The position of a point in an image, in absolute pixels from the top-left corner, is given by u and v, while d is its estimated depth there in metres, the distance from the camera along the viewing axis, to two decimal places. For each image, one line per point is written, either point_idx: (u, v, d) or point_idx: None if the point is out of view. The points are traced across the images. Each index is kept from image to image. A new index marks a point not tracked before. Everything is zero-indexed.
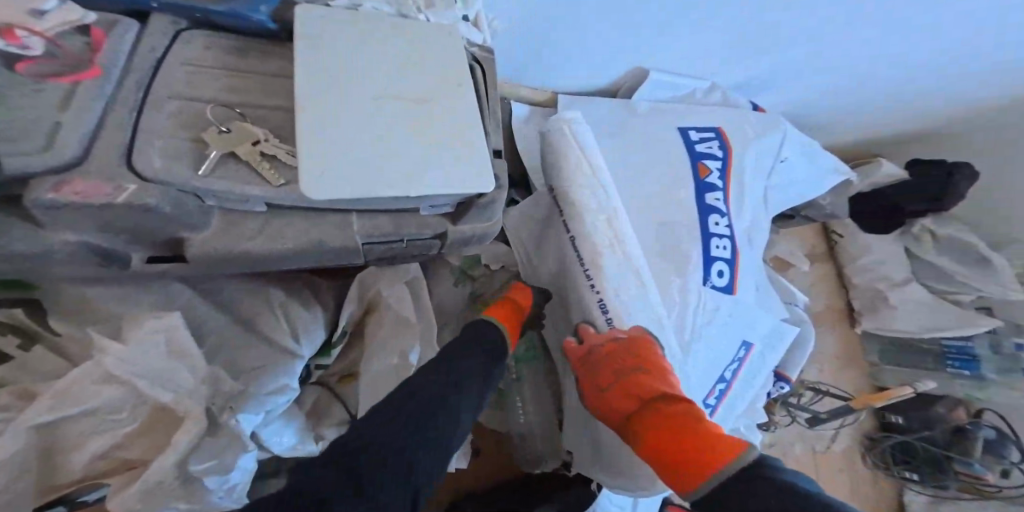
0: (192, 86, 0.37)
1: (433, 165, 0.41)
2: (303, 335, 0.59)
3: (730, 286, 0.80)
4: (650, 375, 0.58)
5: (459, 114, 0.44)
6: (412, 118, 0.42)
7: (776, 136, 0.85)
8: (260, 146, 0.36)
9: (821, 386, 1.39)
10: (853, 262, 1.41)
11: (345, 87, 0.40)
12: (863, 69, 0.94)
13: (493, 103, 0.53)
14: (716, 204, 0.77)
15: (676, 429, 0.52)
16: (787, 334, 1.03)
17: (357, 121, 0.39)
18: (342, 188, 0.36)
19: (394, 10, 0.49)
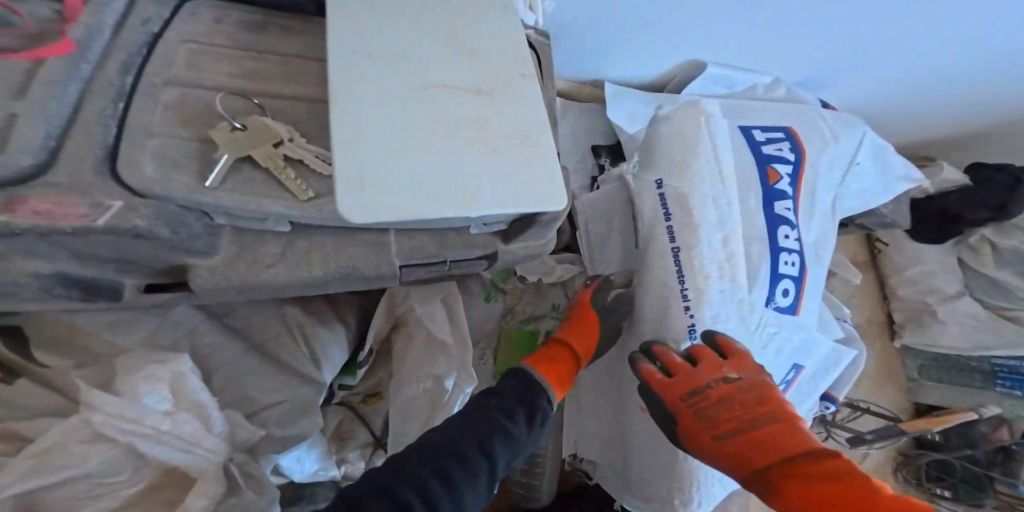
0: (195, 68, 0.29)
1: (500, 174, 0.32)
2: (325, 359, 0.51)
3: (793, 306, 0.71)
4: (782, 418, 0.52)
5: (530, 110, 0.35)
6: (473, 114, 0.33)
7: (851, 139, 0.77)
8: (284, 148, 0.28)
9: (862, 403, 1.30)
10: (898, 272, 1.29)
11: (392, 76, 0.32)
12: (937, 73, 0.84)
13: (549, 97, 0.46)
14: (785, 214, 0.68)
15: (831, 483, 0.45)
16: (843, 357, 0.93)
17: (408, 117, 0.31)
18: (390, 206, 0.28)
19: None
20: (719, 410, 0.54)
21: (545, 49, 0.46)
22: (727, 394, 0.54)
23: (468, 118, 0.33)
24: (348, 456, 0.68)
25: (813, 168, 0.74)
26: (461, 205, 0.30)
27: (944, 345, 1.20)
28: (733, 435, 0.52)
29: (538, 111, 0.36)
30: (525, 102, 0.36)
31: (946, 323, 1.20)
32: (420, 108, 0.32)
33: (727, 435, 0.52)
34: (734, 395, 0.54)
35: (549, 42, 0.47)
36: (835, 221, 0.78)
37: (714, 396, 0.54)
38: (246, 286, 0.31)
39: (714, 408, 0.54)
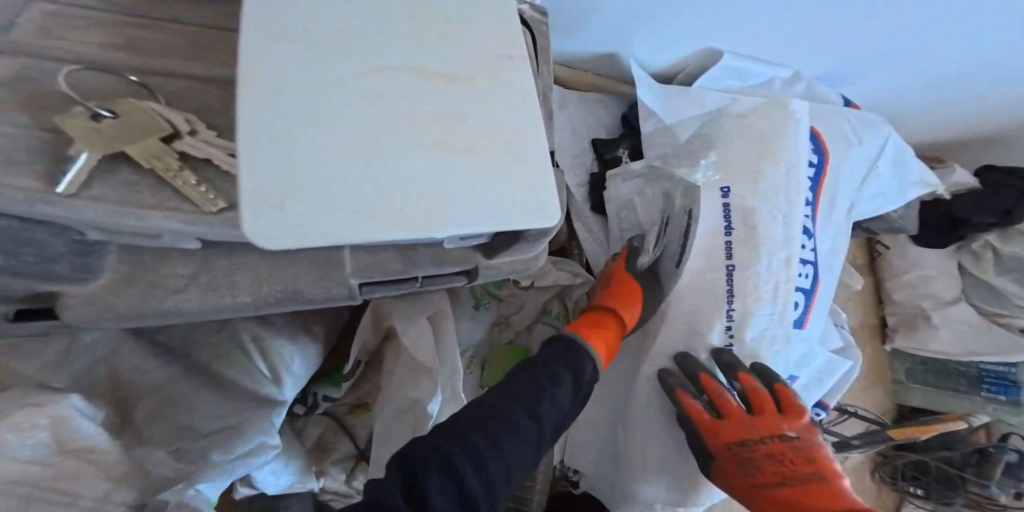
0: (45, 37, 0.22)
1: (469, 186, 0.26)
2: (286, 373, 0.43)
3: (801, 320, 0.65)
4: (823, 479, 0.50)
5: (512, 103, 0.29)
6: (443, 106, 0.26)
7: (872, 142, 0.72)
8: (181, 143, 0.21)
9: (850, 407, 1.27)
10: (898, 277, 1.25)
11: (334, 50, 0.25)
12: (963, 71, 0.79)
13: (542, 87, 0.39)
14: (803, 221, 0.62)
15: None
16: (837, 370, 0.89)
17: (356, 109, 0.24)
18: (315, 228, 0.21)
19: None
20: (766, 463, 0.52)
21: (542, 30, 0.40)
22: (779, 450, 0.52)
23: (437, 110, 0.26)
24: (328, 469, 0.59)
25: (833, 171, 0.68)
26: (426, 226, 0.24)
27: (934, 349, 1.18)
28: (776, 489, 0.50)
29: (528, 102, 0.29)
30: (508, 92, 0.29)
31: (939, 329, 1.17)
32: (371, 97, 0.25)
33: (770, 487, 0.51)
34: (786, 451, 0.52)
35: (546, 19, 0.41)
36: (849, 228, 0.72)
37: (761, 451, 0.52)
38: (140, 316, 0.24)
39: (761, 461, 0.52)
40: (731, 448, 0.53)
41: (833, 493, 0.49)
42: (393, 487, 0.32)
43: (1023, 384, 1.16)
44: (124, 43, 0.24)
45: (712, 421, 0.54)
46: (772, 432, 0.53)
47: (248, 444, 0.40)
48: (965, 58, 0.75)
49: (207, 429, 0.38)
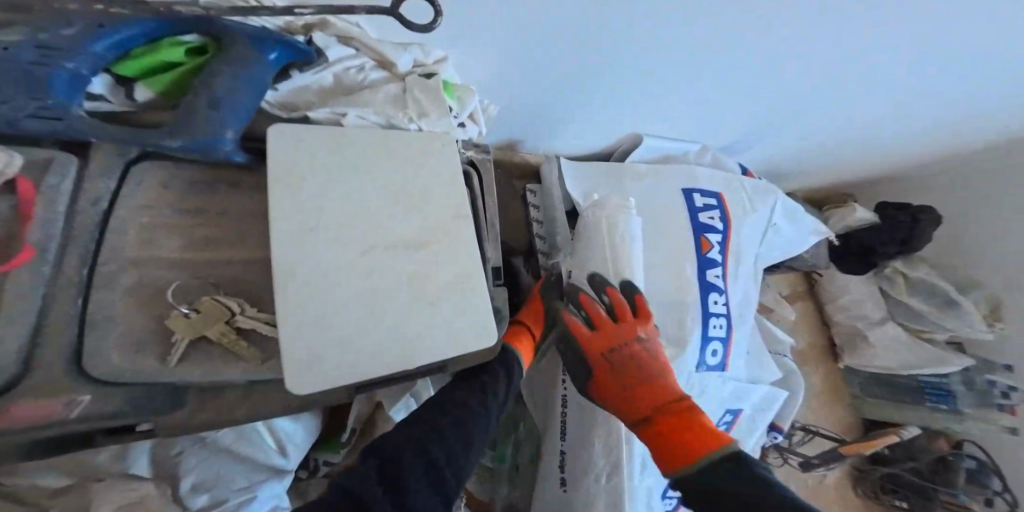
0: (145, 246, 0.33)
1: (430, 324, 0.39)
2: (290, 445, 0.51)
3: (723, 363, 0.81)
4: (670, 393, 0.61)
5: (460, 257, 0.42)
6: (411, 266, 0.40)
7: (767, 205, 0.88)
8: (235, 322, 0.32)
9: (814, 426, 1.36)
10: (833, 300, 1.36)
11: (330, 242, 0.37)
12: (842, 131, 0.93)
13: (488, 215, 0.52)
14: (715, 281, 0.79)
15: (686, 423, 0.58)
16: (778, 398, 1.01)
17: (353, 283, 0.37)
18: (326, 375, 0.34)
19: (382, 119, 0.45)
20: (626, 362, 0.62)
21: (486, 167, 0.53)
22: (634, 351, 0.63)
23: (409, 273, 0.39)
24: None
25: (738, 235, 0.84)
26: (405, 363, 0.37)
27: (878, 365, 1.28)
28: (631, 387, 0.61)
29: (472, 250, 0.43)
30: (456, 249, 0.42)
31: (876, 346, 1.28)
32: (362, 273, 0.37)
33: (628, 382, 0.62)
34: (639, 353, 0.63)
35: (490, 157, 0.54)
36: (755, 279, 0.88)
37: (623, 354, 0.63)
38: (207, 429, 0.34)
39: (627, 361, 0.62)
40: (597, 350, 0.63)
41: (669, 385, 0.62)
42: (371, 475, 0.42)
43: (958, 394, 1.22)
44: (190, 242, 0.35)
45: (586, 331, 0.65)
46: (633, 338, 0.64)
47: (263, 505, 0.48)
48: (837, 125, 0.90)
49: (234, 497, 0.47)
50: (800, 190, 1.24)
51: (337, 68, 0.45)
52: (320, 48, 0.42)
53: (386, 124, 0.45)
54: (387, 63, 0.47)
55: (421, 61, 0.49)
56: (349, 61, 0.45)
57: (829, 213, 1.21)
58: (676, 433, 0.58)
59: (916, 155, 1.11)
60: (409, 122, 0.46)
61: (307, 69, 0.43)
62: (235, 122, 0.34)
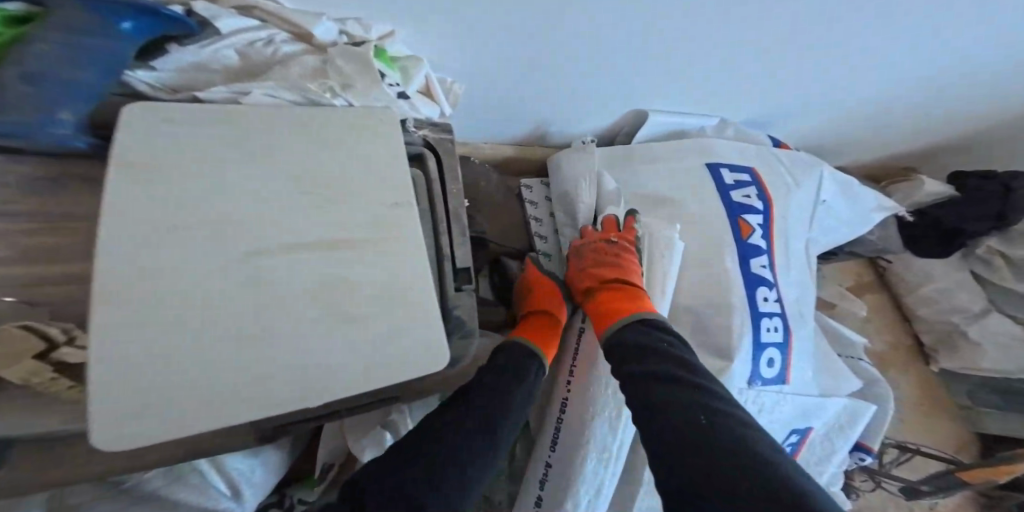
0: None
1: (340, 350, 0.31)
2: (244, 486, 0.45)
3: (782, 376, 0.65)
4: (625, 272, 0.61)
5: (391, 262, 0.33)
6: (320, 278, 0.31)
7: (814, 179, 0.73)
8: (53, 358, 0.27)
9: (911, 444, 1.11)
10: (914, 291, 1.13)
11: (201, 249, 0.29)
12: (898, 81, 0.77)
13: (449, 204, 0.43)
14: (762, 273, 0.64)
15: (609, 302, 0.59)
16: (863, 416, 0.82)
17: (230, 300, 0.29)
18: (178, 426, 0.26)
19: (295, 97, 0.40)
20: (589, 253, 0.64)
21: (446, 148, 0.45)
22: (599, 244, 0.63)
23: (315, 286, 0.31)
24: None
25: (784, 218, 0.69)
26: (308, 397, 0.29)
27: (987, 368, 1.03)
28: (586, 269, 0.64)
29: (412, 246, 0.34)
30: (387, 253, 0.34)
31: (979, 344, 1.04)
32: (245, 287, 0.29)
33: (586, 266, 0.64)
34: (604, 246, 0.63)
35: (451, 137, 0.46)
36: (812, 268, 0.73)
37: (588, 247, 0.65)
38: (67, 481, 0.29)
39: (586, 253, 0.64)
40: (574, 250, 0.67)
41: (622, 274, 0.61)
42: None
43: None
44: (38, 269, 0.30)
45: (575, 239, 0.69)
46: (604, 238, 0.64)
47: None
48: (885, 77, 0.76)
49: None
50: (857, 166, 1.06)
51: (238, 42, 0.41)
52: (205, 20, 0.39)
53: (301, 100, 0.41)
54: (302, 34, 0.44)
55: (359, 35, 0.47)
56: (253, 33, 0.42)
57: (893, 187, 1.02)
58: (610, 299, 0.58)
59: (1004, 108, 0.90)
60: (333, 98, 0.42)
61: (191, 44, 0.39)
62: (70, 103, 0.32)
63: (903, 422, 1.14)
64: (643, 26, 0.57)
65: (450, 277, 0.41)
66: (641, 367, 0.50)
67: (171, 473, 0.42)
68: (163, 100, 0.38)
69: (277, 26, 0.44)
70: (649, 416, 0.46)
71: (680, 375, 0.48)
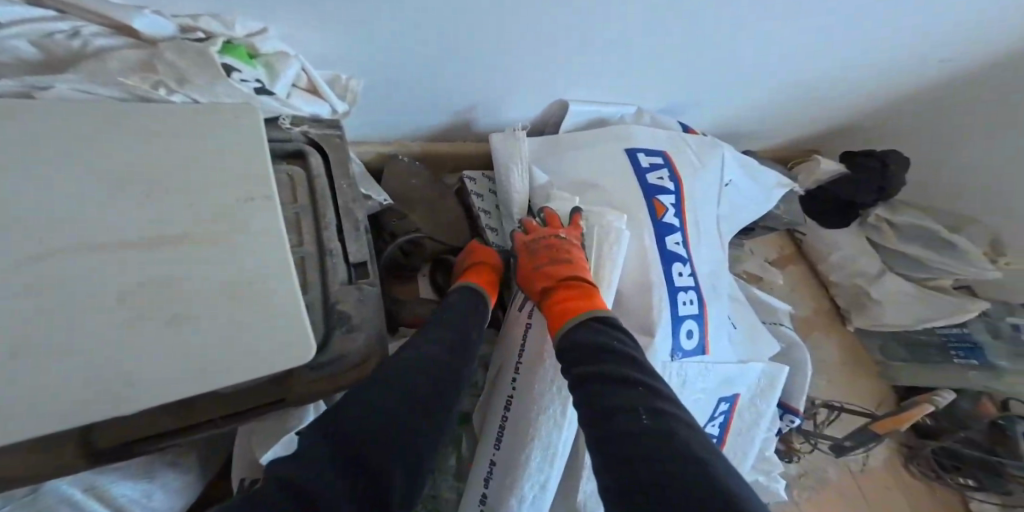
0: None
1: (179, 343, 0.31)
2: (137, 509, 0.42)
3: (701, 346, 0.67)
4: (577, 270, 0.60)
5: (239, 257, 0.35)
6: (162, 272, 0.32)
7: (716, 159, 0.77)
8: None
9: (836, 402, 1.16)
10: (825, 259, 1.22)
11: (11, 241, 0.29)
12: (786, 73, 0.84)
13: (341, 200, 0.46)
14: (677, 249, 0.67)
15: (566, 301, 0.57)
16: (780, 377, 0.87)
17: (54, 294, 0.29)
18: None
19: (119, 93, 0.39)
20: (541, 250, 0.61)
21: (334, 144, 0.48)
22: (552, 242, 0.61)
23: (156, 279, 0.32)
24: None
25: (693, 196, 0.73)
26: (149, 390, 0.30)
27: (886, 323, 1.15)
28: (539, 266, 0.61)
29: (257, 234, 0.35)
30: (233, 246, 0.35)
31: (881, 302, 1.15)
32: (74, 281, 0.30)
33: (539, 264, 0.61)
34: (557, 244, 0.61)
35: (339, 132, 0.49)
36: (722, 244, 0.77)
37: (540, 243, 0.62)
38: None
39: (539, 250, 0.61)
40: (523, 245, 0.64)
41: (574, 272, 0.60)
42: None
43: (985, 346, 1.08)
44: None
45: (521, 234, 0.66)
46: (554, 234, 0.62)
47: None
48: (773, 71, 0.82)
49: None
50: (766, 149, 1.13)
51: (31, 32, 0.38)
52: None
53: (124, 96, 0.39)
54: (118, 26, 0.41)
55: (221, 32, 0.45)
56: (51, 25, 0.39)
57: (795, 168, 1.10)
58: (568, 297, 0.57)
59: (881, 93, 1.00)
60: (168, 94, 0.41)
61: None
62: None
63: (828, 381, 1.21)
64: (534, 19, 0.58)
65: (340, 272, 0.42)
66: (595, 368, 0.49)
67: (31, 499, 0.37)
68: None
69: (83, 17, 0.41)
70: (607, 416, 0.45)
71: (633, 377, 0.47)
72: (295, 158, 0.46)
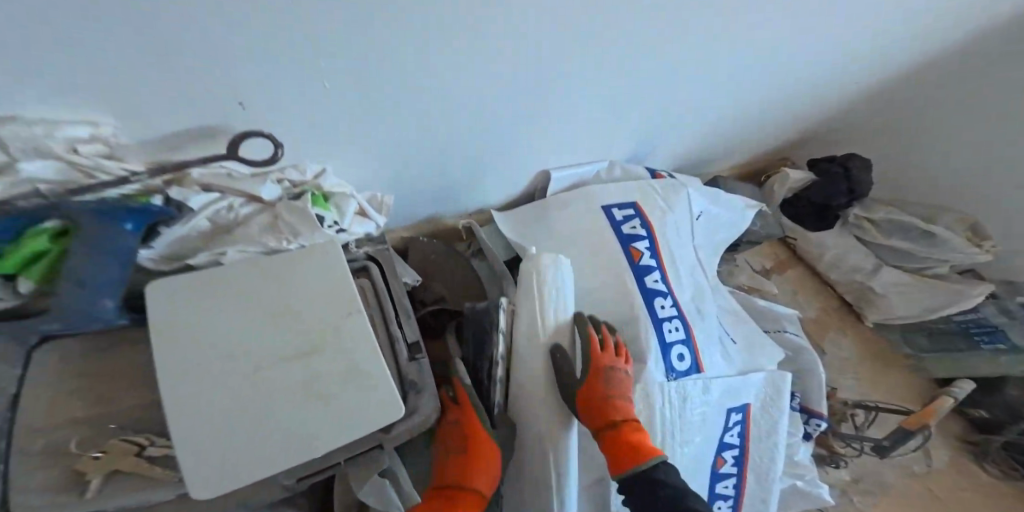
0: (56, 412, 0.47)
1: (315, 420, 0.50)
2: None
3: (696, 365, 0.79)
4: (632, 410, 0.71)
5: (348, 355, 0.54)
6: (303, 374, 0.52)
7: (682, 199, 0.91)
8: (145, 451, 0.47)
9: (871, 402, 1.22)
10: (820, 260, 1.31)
11: (224, 368, 0.49)
12: (733, 110, 0.97)
13: (395, 295, 0.64)
14: (657, 286, 0.80)
15: (626, 434, 0.67)
16: (780, 381, 0.95)
17: (247, 393, 0.49)
18: (223, 479, 0.46)
19: (263, 249, 0.58)
20: (619, 385, 0.70)
21: (383, 255, 0.66)
22: (624, 377, 0.71)
23: (300, 380, 0.51)
24: None
25: (664, 236, 0.86)
26: (307, 441, 0.50)
27: (902, 315, 1.23)
28: (608, 397, 0.69)
29: (358, 343, 0.55)
30: (345, 350, 0.54)
31: (886, 297, 1.23)
32: (258, 385, 0.50)
33: (611, 398, 0.69)
34: (626, 381, 0.71)
35: (384, 245, 0.67)
36: (703, 270, 0.89)
37: (617, 377, 0.71)
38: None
39: (615, 382, 0.70)
40: (599, 367, 0.70)
41: (628, 408, 0.70)
42: None
43: (1005, 329, 1.13)
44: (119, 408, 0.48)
45: (596, 344, 0.73)
46: (624, 369, 0.72)
47: None
48: (717, 112, 0.96)
49: None
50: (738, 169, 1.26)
51: (210, 212, 0.55)
52: (180, 202, 0.53)
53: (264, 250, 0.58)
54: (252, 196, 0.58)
55: (297, 177, 0.63)
56: (217, 205, 0.56)
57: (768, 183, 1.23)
58: (633, 437, 0.67)
59: (829, 109, 1.13)
60: (289, 244, 0.59)
61: (176, 225, 0.54)
62: (111, 292, 0.50)
63: (853, 379, 1.27)
64: (523, 119, 0.74)
65: (405, 351, 0.61)
66: (644, 473, 0.63)
67: None
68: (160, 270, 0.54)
69: (232, 193, 0.57)
70: (649, 486, 0.63)
71: (664, 479, 0.63)
72: (361, 272, 0.63)
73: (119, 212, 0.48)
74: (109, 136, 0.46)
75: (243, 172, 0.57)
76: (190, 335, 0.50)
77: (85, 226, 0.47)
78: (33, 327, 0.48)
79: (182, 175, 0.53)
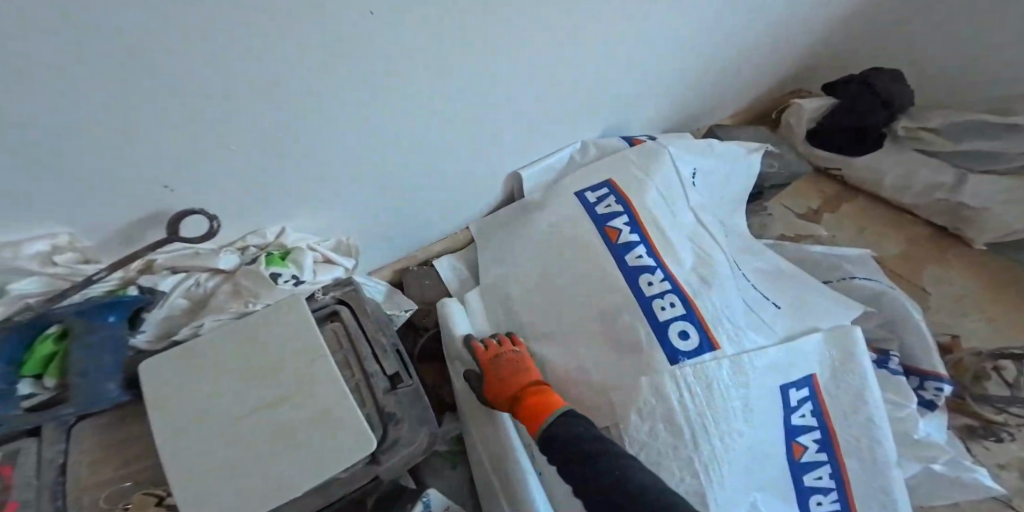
0: (89, 473, 0.48)
1: (298, 462, 0.50)
2: None
3: (707, 343, 0.67)
4: (536, 377, 0.65)
5: (327, 392, 0.54)
6: (284, 420, 0.52)
7: (666, 166, 0.87)
8: (163, 501, 0.47)
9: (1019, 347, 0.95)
10: (882, 187, 1.12)
11: (207, 425, 0.50)
12: (696, 64, 0.97)
13: (368, 331, 0.64)
14: (641, 261, 0.74)
15: (533, 405, 0.61)
16: (852, 338, 0.75)
17: (231, 446, 0.50)
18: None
19: (234, 314, 0.62)
20: (510, 368, 0.66)
21: (352, 294, 0.68)
22: (515, 358, 0.67)
23: (281, 425, 0.52)
24: None
25: (646, 209, 0.81)
26: (296, 483, 0.49)
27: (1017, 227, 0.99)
28: (507, 381, 0.64)
29: (330, 382, 0.55)
30: (323, 387, 0.54)
31: (988, 208, 1.01)
32: (241, 436, 0.50)
33: (510, 381, 0.64)
34: (518, 359, 0.67)
35: (350, 284, 0.69)
36: (705, 232, 0.81)
37: (503, 359, 0.67)
38: None
39: (505, 366, 0.66)
40: (486, 360, 0.68)
41: (533, 378, 0.65)
42: None
43: None
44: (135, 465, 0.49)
45: (481, 348, 0.71)
46: (513, 352, 0.68)
47: None
48: (682, 68, 0.95)
49: None
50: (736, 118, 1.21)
51: (180, 291, 0.62)
52: (151, 288, 0.59)
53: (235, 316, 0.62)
54: (213, 268, 0.64)
55: (261, 241, 0.69)
56: (185, 282, 0.63)
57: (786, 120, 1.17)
58: (538, 402, 0.60)
59: (807, 32, 1.10)
60: (255, 305, 0.63)
61: (155, 308, 0.60)
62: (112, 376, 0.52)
63: (989, 319, 1.01)
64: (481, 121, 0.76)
65: (382, 384, 0.60)
66: (573, 446, 0.52)
67: None
68: (153, 349, 0.59)
69: (198, 269, 0.64)
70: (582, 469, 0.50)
71: (592, 439, 0.52)
72: (333, 316, 0.65)
73: (102, 308, 0.53)
74: (71, 242, 0.54)
75: (206, 248, 0.65)
76: (176, 403, 0.51)
77: (79, 326, 0.51)
78: (57, 416, 0.49)
79: (149, 261, 0.61)
